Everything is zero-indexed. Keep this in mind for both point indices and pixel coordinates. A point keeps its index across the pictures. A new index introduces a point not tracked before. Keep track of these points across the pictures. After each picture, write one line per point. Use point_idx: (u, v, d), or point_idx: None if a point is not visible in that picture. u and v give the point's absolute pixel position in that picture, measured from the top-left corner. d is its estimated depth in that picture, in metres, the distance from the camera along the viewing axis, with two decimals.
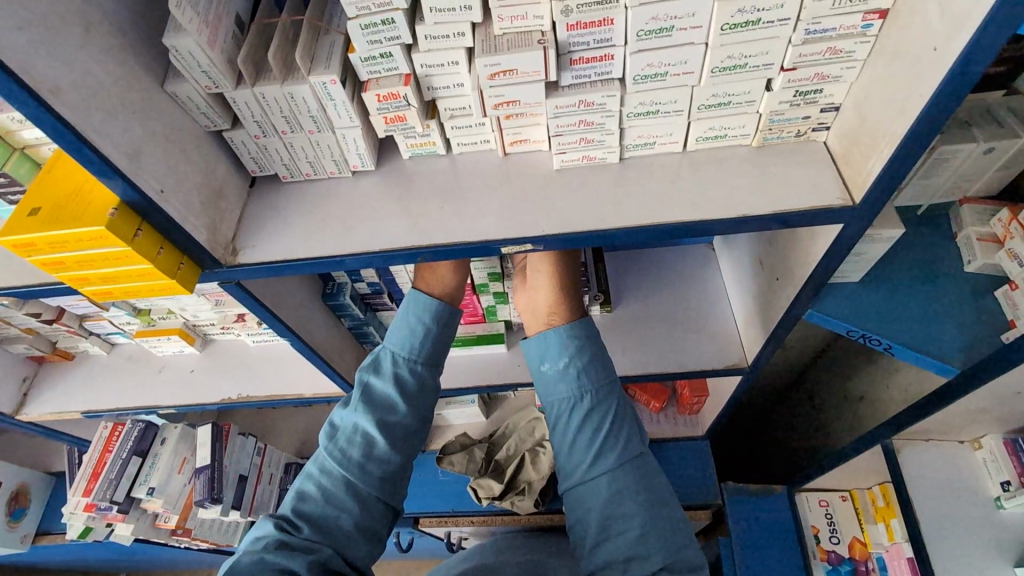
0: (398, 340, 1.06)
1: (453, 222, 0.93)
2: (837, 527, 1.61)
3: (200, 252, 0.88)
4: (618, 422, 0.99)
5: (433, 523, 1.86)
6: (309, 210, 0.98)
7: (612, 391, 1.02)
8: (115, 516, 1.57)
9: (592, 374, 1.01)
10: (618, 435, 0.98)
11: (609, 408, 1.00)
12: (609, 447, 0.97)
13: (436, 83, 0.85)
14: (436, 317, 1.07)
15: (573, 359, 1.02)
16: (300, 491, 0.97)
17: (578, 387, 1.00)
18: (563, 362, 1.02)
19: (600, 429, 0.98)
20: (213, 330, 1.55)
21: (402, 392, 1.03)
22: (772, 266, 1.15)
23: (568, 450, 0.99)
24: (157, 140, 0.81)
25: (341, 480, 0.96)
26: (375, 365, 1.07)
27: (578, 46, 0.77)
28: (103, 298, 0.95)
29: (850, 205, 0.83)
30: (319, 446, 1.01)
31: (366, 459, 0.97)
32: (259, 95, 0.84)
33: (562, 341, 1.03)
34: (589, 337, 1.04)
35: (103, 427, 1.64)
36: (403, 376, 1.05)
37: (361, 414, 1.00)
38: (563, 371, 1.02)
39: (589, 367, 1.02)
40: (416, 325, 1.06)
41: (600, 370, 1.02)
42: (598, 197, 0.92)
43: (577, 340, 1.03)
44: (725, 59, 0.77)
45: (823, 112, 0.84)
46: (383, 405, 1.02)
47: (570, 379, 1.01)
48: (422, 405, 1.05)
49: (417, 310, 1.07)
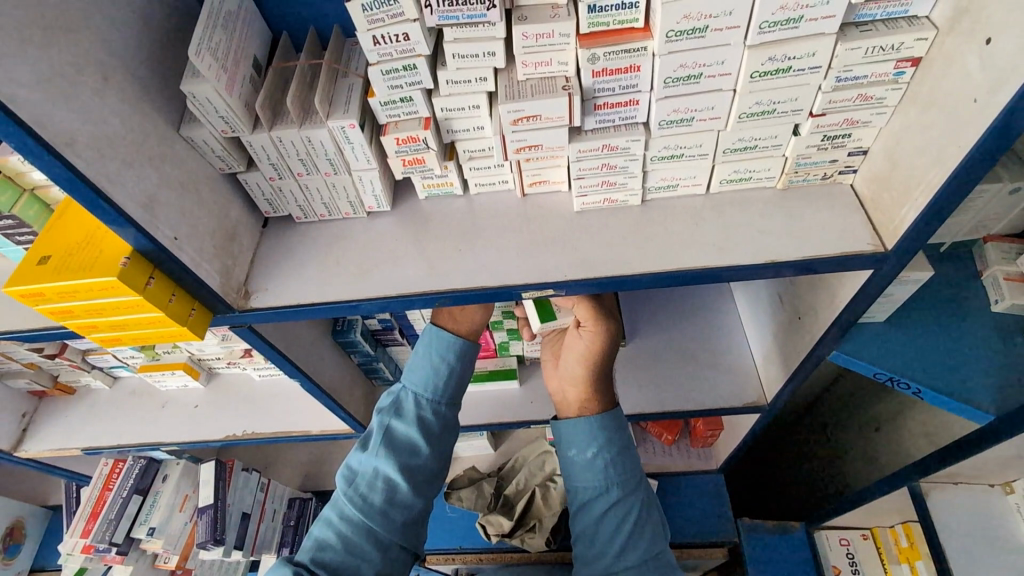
0: (420, 380, 1.03)
1: (471, 265, 0.90)
2: (859, 566, 1.55)
3: (212, 297, 0.85)
4: (643, 518, 0.94)
5: (440, 561, 1.83)
6: (322, 252, 0.96)
7: (640, 483, 0.97)
8: (113, 557, 1.53)
9: (621, 464, 0.97)
10: (642, 533, 0.92)
11: (637, 502, 0.95)
12: (632, 545, 0.90)
13: (455, 126, 0.84)
14: (459, 355, 1.04)
15: (602, 449, 0.97)
16: (320, 538, 0.91)
17: (605, 477, 0.96)
18: (591, 449, 0.97)
19: (625, 522, 0.92)
20: (219, 364, 1.52)
21: (424, 434, 0.99)
22: (793, 305, 1.12)
23: (591, 545, 0.92)
24: (170, 186, 0.79)
25: (361, 528, 0.91)
26: (396, 407, 1.02)
27: (604, 91, 0.75)
28: (110, 343, 0.92)
29: (881, 251, 0.80)
30: (336, 490, 0.96)
31: (388, 505, 0.93)
32: (276, 139, 0.82)
33: (590, 427, 0.98)
34: (618, 428, 1.00)
35: (103, 464, 1.60)
36: (424, 417, 1.01)
37: (384, 460, 0.95)
38: (589, 459, 0.97)
39: (618, 458, 0.97)
40: (439, 363, 1.03)
41: (629, 463, 0.98)
42: (620, 239, 0.90)
43: (608, 430, 0.99)
44: (753, 105, 0.75)
45: (850, 156, 0.83)
46: (405, 449, 0.98)
47: (597, 468, 0.96)
48: (443, 445, 1.02)
49: (440, 348, 1.03)
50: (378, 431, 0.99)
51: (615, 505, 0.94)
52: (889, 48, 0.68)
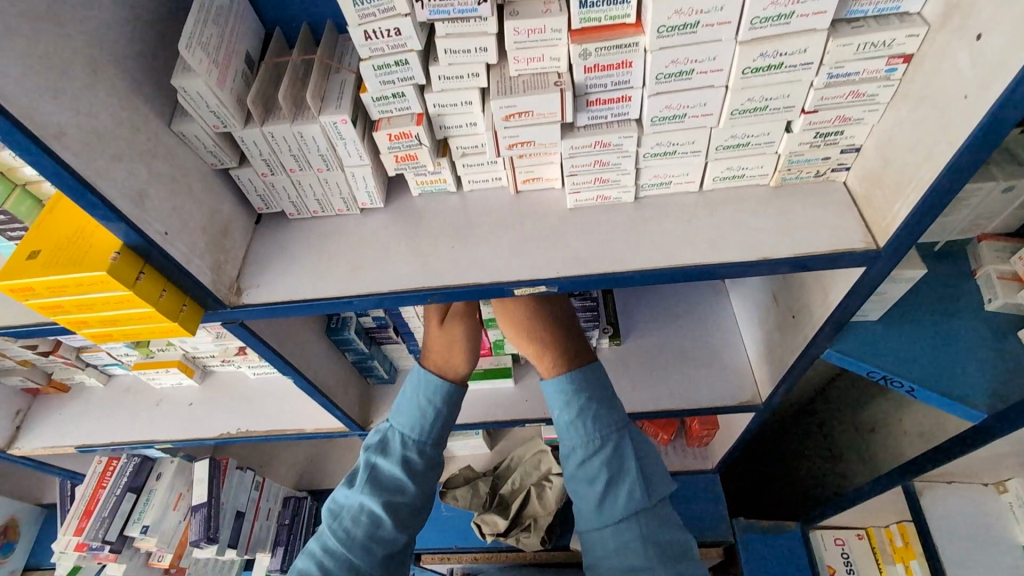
0: (406, 421, 1.03)
1: (463, 261, 0.90)
2: (854, 565, 1.56)
3: (204, 294, 0.85)
4: (624, 471, 0.92)
5: (435, 560, 1.81)
6: (315, 248, 0.96)
7: (619, 433, 0.95)
8: (107, 556, 1.52)
9: (596, 419, 0.95)
10: (623, 485, 0.91)
11: (618, 456, 0.93)
12: (613, 499, 0.90)
13: (448, 122, 0.83)
14: (445, 398, 1.05)
15: (575, 407, 0.96)
16: (302, 569, 0.91)
17: (583, 434, 0.94)
18: (563, 410, 0.97)
19: (605, 479, 0.91)
20: (213, 362, 1.52)
21: (410, 474, 1.00)
22: (788, 303, 1.12)
23: (578, 497, 0.94)
24: (161, 181, 0.79)
25: (344, 563, 0.91)
26: (382, 444, 1.04)
27: (596, 87, 0.75)
28: (102, 338, 0.92)
29: (873, 248, 0.80)
30: (323, 523, 0.97)
31: (371, 540, 0.93)
32: (268, 134, 0.82)
33: (560, 390, 0.98)
34: (592, 382, 0.99)
35: (97, 462, 1.59)
36: (410, 457, 1.01)
37: (367, 495, 0.96)
38: (568, 419, 0.96)
39: (594, 413, 0.96)
40: (426, 406, 1.04)
41: (606, 416, 0.96)
42: (613, 236, 0.90)
43: (582, 390, 0.97)
44: (745, 101, 0.75)
45: (843, 153, 0.83)
46: (390, 487, 0.98)
47: (574, 427, 0.95)
48: (428, 486, 1.02)
49: (428, 390, 1.05)
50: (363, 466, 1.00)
51: (594, 461, 0.93)
52: (880, 45, 0.68)
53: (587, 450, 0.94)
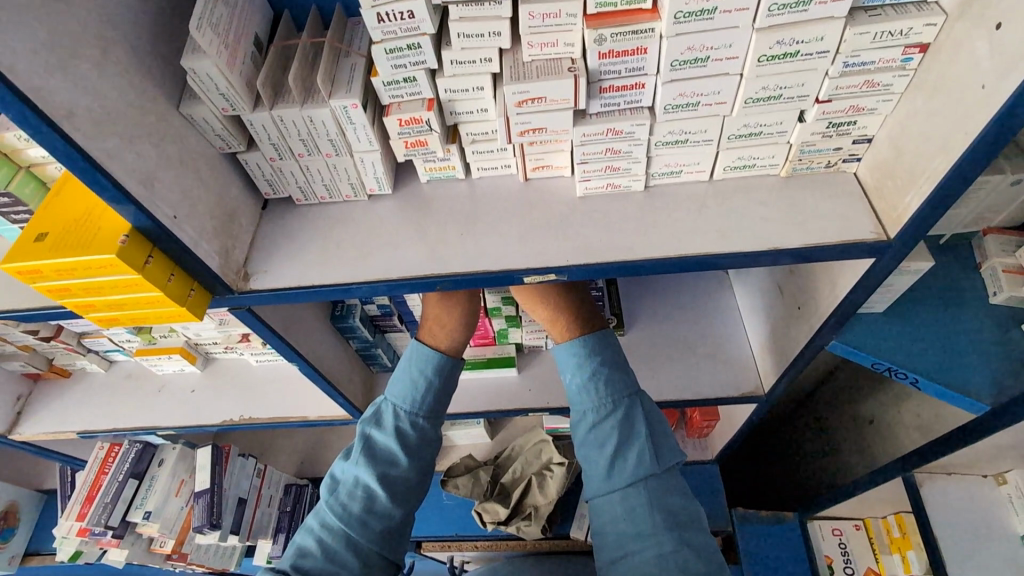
0: (400, 393, 1.02)
1: (472, 248, 0.90)
2: (850, 555, 1.60)
3: (212, 278, 0.85)
4: (634, 435, 0.92)
5: (436, 548, 1.83)
6: (322, 234, 0.95)
7: (631, 399, 0.95)
8: (109, 541, 1.52)
9: (607, 383, 0.95)
10: (632, 449, 0.91)
11: (629, 418, 0.93)
12: (623, 463, 0.90)
13: (459, 108, 0.83)
14: (438, 371, 1.03)
15: (587, 370, 0.96)
16: (301, 546, 0.92)
17: (594, 397, 0.94)
18: (574, 373, 0.97)
19: (614, 442, 0.91)
20: (216, 349, 1.51)
21: (404, 446, 0.99)
22: (793, 294, 1.12)
23: (587, 461, 0.94)
24: (170, 164, 0.78)
25: (341, 537, 0.91)
26: (378, 417, 1.03)
27: (610, 74, 0.74)
28: (108, 323, 0.92)
29: (883, 239, 0.80)
30: (320, 499, 0.97)
31: (367, 513, 0.93)
32: (277, 118, 0.82)
33: (573, 353, 0.97)
34: (605, 349, 0.98)
35: (98, 447, 1.60)
36: (404, 429, 1.01)
37: (361, 469, 0.96)
38: (580, 382, 0.96)
39: (606, 376, 0.95)
40: (419, 378, 1.02)
41: (618, 380, 0.96)
42: (622, 225, 0.89)
43: (594, 354, 0.97)
44: (759, 90, 0.75)
45: (855, 144, 0.82)
46: (384, 461, 0.98)
47: (586, 389, 0.95)
48: (424, 459, 1.01)
49: (420, 363, 1.03)
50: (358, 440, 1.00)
51: (605, 423, 0.93)
52: (897, 34, 0.68)
53: (598, 414, 0.94)
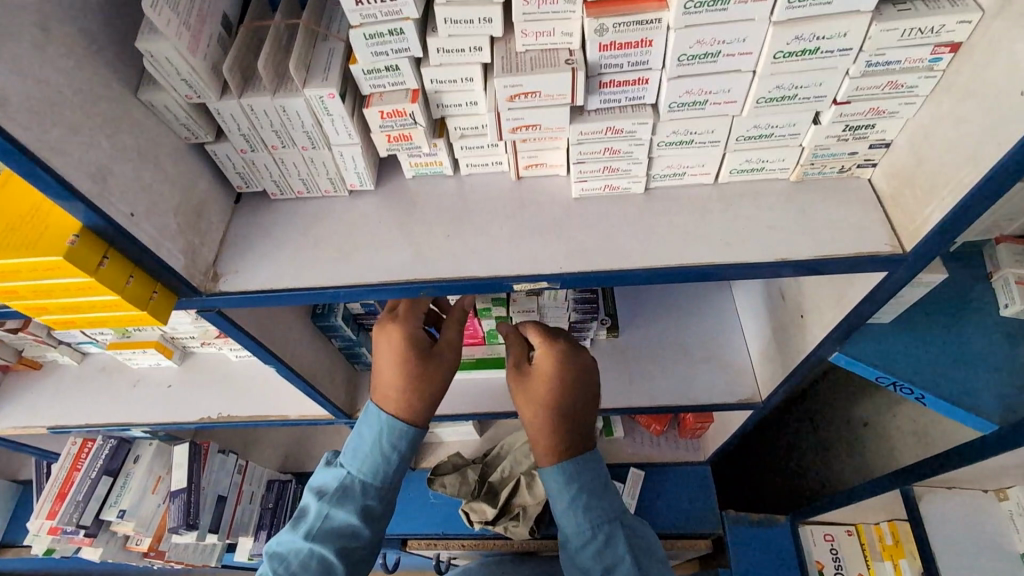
0: (370, 464, 0.93)
1: (458, 251, 0.84)
2: (843, 565, 1.53)
3: (176, 280, 0.78)
4: (621, 562, 0.88)
5: (421, 546, 1.77)
6: (298, 232, 0.89)
7: (614, 522, 0.91)
8: (82, 540, 1.46)
9: (589, 508, 0.90)
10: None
11: (615, 548, 0.88)
12: None
13: (446, 100, 0.76)
14: (411, 445, 0.94)
15: (568, 494, 0.90)
16: None
17: (578, 527, 0.89)
18: (556, 498, 0.90)
19: (602, 574, 0.86)
20: (193, 343, 1.45)
21: (366, 519, 0.91)
22: (796, 302, 1.07)
23: None
24: (127, 156, 0.71)
25: None
26: (338, 485, 0.93)
27: (611, 67, 0.68)
28: (65, 324, 0.85)
29: (899, 252, 0.75)
30: (263, 570, 0.86)
31: None
32: (246, 108, 0.75)
33: (552, 475, 0.91)
34: (587, 470, 0.92)
35: (71, 442, 1.55)
36: (370, 503, 0.92)
37: (319, 544, 0.86)
38: (562, 508, 0.90)
39: (589, 498, 0.90)
40: (391, 453, 0.93)
41: (601, 504, 0.91)
42: (620, 230, 0.84)
43: (576, 476, 0.91)
44: (773, 89, 0.69)
45: (871, 148, 0.77)
46: (343, 535, 0.88)
47: (569, 517, 0.89)
48: (381, 531, 0.94)
49: (396, 434, 0.93)
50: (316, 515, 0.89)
51: (588, 552, 0.88)
52: (927, 31, 0.62)
53: (583, 542, 0.89)
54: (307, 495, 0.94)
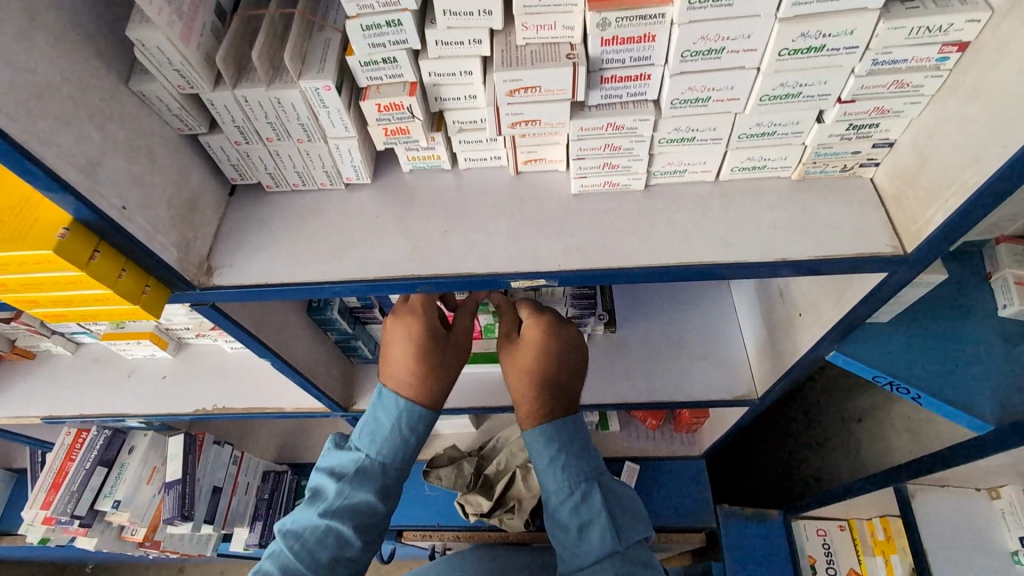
0: (388, 445, 0.93)
1: (456, 247, 0.83)
2: (834, 557, 1.56)
3: (169, 274, 0.77)
4: (598, 517, 0.87)
5: (417, 537, 1.76)
6: (294, 226, 0.88)
7: (593, 480, 0.90)
8: (77, 530, 1.48)
9: (567, 465, 0.90)
10: (595, 535, 0.86)
11: (590, 503, 0.88)
12: (584, 546, 0.85)
13: (444, 94, 0.75)
14: (427, 429, 0.95)
15: (548, 451, 0.90)
16: None
17: (556, 483, 0.89)
18: (536, 455, 0.91)
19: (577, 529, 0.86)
20: (188, 334, 1.44)
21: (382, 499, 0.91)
22: (794, 301, 1.07)
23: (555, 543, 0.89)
24: (118, 148, 0.70)
25: None
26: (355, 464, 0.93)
27: (612, 63, 0.67)
28: (56, 317, 0.84)
29: (900, 253, 0.74)
30: (276, 544, 0.85)
31: (334, 565, 0.84)
32: (241, 99, 0.73)
33: (532, 434, 0.92)
34: (570, 432, 0.93)
35: (65, 433, 1.52)
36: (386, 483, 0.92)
37: (337, 520, 0.86)
38: (542, 465, 0.91)
39: (569, 455, 0.91)
40: (408, 435, 0.94)
41: (580, 461, 0.91)
42: (620, 227, 0.83)
43: (558, 435, 0.92)
44: (777, 87, 0.68)
45: (874, 148, 0.76)
46: (359, 514, 0.88)
47: (548, 473, 0.90)
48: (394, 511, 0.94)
49: (414, 418, 0.94)
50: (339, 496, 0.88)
51: (564, 507, 0.88)
52: (935, 30, 0.61)
53: (561, 498, 0.89)
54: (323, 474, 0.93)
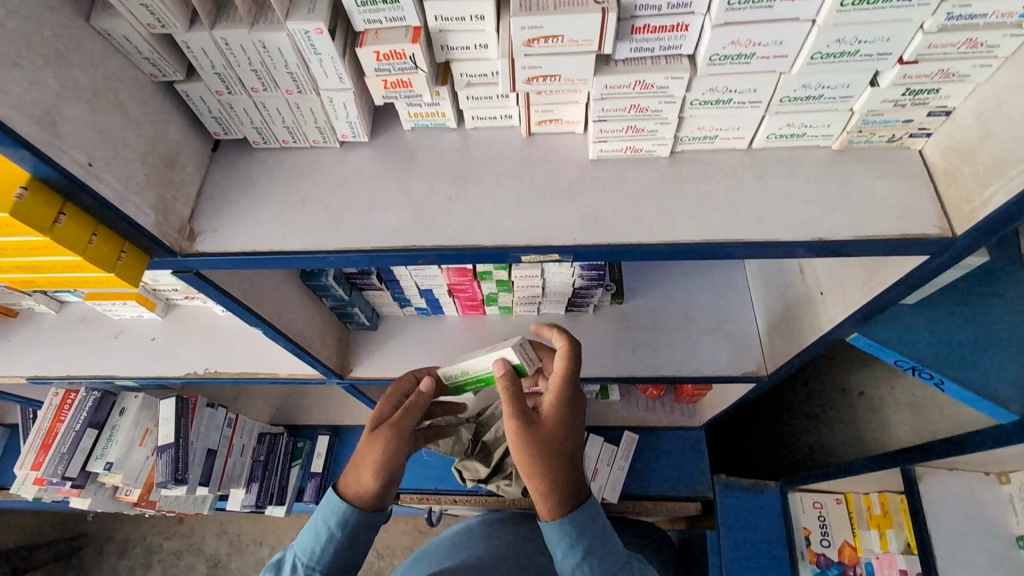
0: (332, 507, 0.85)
1: (461, 216, 0.76)
2: (830, 530, 1.45)
3: (146, 239, 0.70)
4: None
5: (414, 500, 1.78)
6: (284, 187, 0.80)
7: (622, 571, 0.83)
8: (70, 490, 1.46)
9: (598, 560, 0.81)
10: None
11: None
12: None
13: (452, 42, 0.66)
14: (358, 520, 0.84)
15: (578, 547, 0.81)
16: None
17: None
18: (564, 552, 0.81)
19: None
20: (176, 296, 1.38)
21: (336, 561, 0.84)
22: (815, 279, 1.01)
23: None
24: (80, 95, 0.61)
25: None
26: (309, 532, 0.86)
27: (646, 9, 0.58)
28: (26, 282, 0.77)
29: (948, 235, 0.68)
30: None
31: None
32: (220, 42, 0.64)
33: (562, 533, 0.81)
34: (598, 522, 0.83)
35: (53, 394, 1.48)
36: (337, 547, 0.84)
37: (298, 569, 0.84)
38: (567, 560, 0.81)
39: (598, 547, 0.82)
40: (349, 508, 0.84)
41: (610, 554, 0.82)
42: (640, 198, 0.76)
43: (586, 531, 0.81)
44: (832, 43, 0.59)
45: (929, 116, 0.68)
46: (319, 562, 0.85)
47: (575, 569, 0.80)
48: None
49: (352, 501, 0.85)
50: (341, 527, 0.84)
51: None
52: None
53: None
54: (327, 497, 0.87)
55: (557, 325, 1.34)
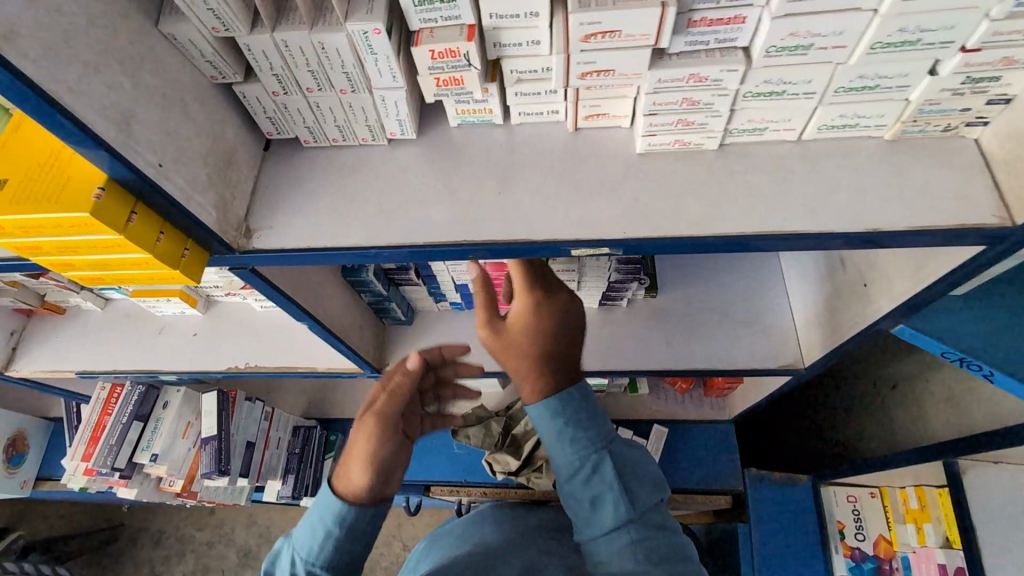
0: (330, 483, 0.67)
1: (511, 211, 0.77)
2: (863, 524, 1.42)
3: (207, 237, 0.72)
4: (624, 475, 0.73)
5: (445, 492, 1.81)
6: (333, 185, 0.82)
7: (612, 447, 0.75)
8: (118, 481, 1.51)
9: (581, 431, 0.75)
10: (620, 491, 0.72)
11: (605, 472, 0.73)
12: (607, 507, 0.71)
13: (505, 38, 0.66)
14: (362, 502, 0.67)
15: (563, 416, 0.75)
16: None
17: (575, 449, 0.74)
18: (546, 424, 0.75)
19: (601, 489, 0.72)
20: (217, 292, 1.40)
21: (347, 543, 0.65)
22: (859, 270, 1.00)
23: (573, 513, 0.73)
24: (151, 97, 0.64)
25: None
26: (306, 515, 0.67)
27: (705, 2, 0.58)
28: (90, 279, 0.80)
29: (1007, 225, 0.67)
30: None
31: None
32: (280, 44, 0.66)
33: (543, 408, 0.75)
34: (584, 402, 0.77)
35: (100, 387, 1.54)
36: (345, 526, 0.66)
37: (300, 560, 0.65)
38: (557, 432, 0.75)
39: (584, 420, 0.75)
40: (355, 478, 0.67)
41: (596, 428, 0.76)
42: (689, 191, 0.76)
43: (568, 408, 0.75)
44: (893, 32, 0.59)
45: (988, 105, 0.67)
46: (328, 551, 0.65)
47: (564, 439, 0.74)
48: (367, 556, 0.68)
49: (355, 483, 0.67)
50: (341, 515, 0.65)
51: (574, 485, 0.73)
52: None
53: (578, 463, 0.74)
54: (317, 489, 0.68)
55: (591, 319, 1.35)
